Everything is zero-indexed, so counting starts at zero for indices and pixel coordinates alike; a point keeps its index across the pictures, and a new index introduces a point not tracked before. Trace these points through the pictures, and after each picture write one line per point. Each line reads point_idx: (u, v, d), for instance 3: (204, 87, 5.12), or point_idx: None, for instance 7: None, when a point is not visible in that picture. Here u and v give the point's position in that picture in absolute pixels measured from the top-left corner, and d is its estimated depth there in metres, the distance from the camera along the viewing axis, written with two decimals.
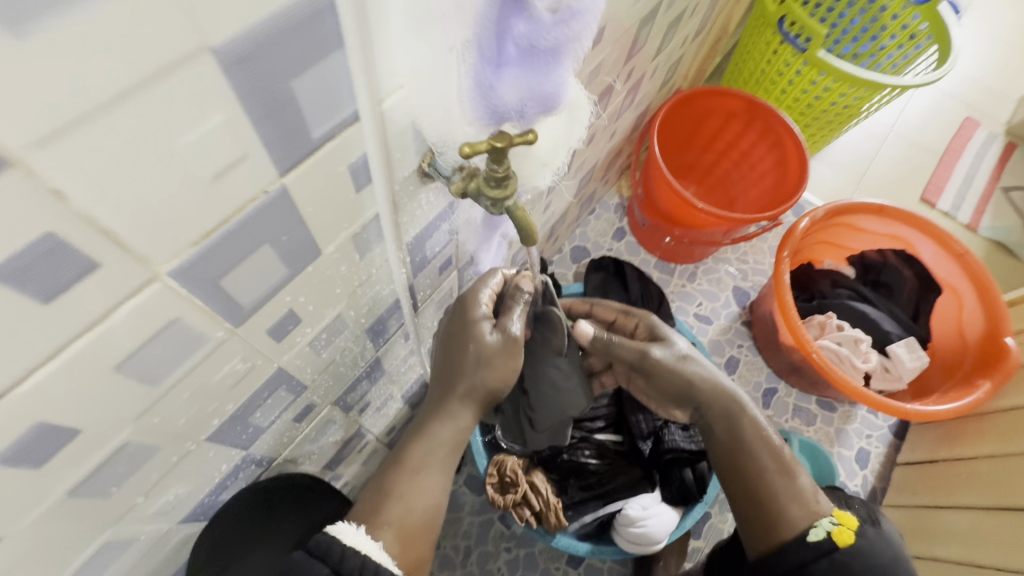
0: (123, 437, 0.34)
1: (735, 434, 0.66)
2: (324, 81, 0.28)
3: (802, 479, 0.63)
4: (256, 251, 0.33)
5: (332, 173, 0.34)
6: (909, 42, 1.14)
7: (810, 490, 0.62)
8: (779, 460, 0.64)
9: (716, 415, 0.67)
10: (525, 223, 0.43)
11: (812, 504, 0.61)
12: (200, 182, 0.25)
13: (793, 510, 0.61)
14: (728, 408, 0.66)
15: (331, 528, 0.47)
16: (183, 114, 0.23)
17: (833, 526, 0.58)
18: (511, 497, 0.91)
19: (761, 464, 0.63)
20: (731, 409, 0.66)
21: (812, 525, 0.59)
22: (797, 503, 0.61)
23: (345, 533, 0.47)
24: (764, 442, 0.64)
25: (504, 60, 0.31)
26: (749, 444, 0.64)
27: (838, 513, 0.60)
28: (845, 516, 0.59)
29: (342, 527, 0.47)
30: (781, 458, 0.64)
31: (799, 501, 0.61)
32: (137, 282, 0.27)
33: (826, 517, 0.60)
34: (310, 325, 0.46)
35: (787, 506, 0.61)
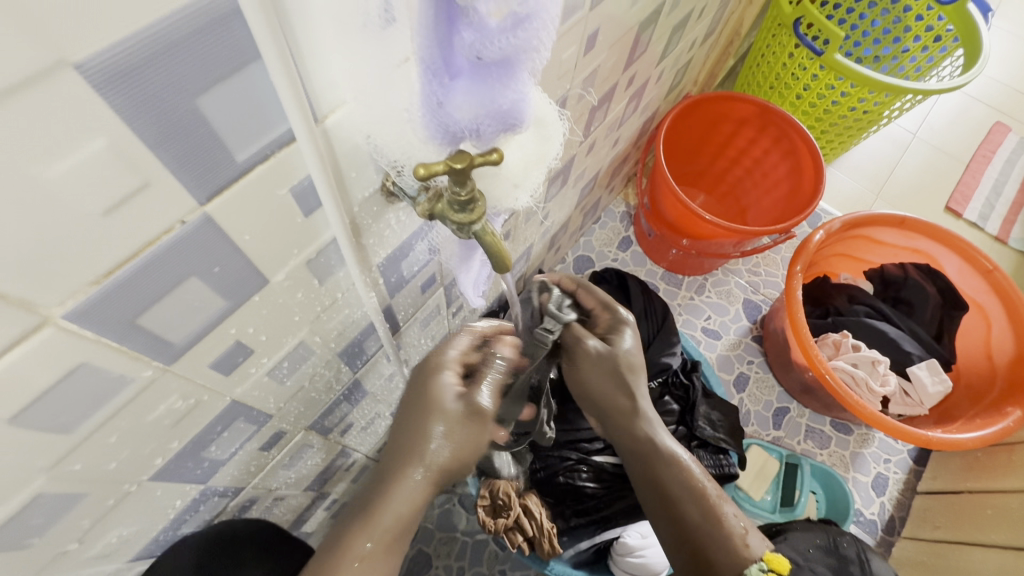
0: (38, 486, 0.31)
1: (655, 475, 0.61)
2: (240, 97, 0.25)
3: (732, 521, 0.58)
4: (181, 285, 0.30)
5: (269, 197, 0.31)
6: (934, 44, 1.06)
7: (738, 533, 0.57)
8: (702, 504, 0.58)
9: (635, 455, 0.62)
10: (495, 248, 0.39)
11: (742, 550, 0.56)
12: (87, 214, 0.23)
13: (724, 558, 0.56)
14: (648, 449, 0.61)
15: None
16: (47, 143, 0.20)
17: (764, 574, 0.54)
18: (502, 522, 0.85)
19: (685, 509, 0.58)
20: (647, 450, 0.61)
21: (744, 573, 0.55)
22: (727, 551, 0.56)
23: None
24: (684, 483, 0.59)
25: (452, 73, 0.27)
26: (669, 487, 0.59)
27: (770, 557, 0.56)
28: (778, 561, 0.56)
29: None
30: (705, 499, 0.58)
31: (728, 548, 0.56)
32: (23, 327, 0.24)
33: (756, 562, 0.55)
34: (266, 355, 0.42)
35: (717, 554, 0.56)
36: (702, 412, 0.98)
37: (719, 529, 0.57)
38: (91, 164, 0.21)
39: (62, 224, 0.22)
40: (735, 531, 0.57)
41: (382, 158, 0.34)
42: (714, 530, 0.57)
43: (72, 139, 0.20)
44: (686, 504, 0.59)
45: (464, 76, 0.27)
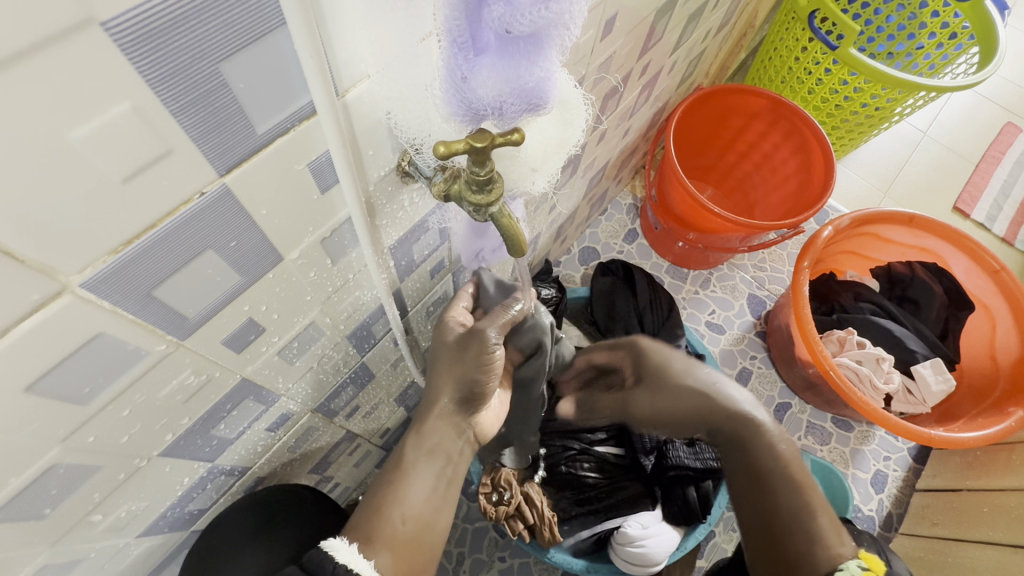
0: (53, 457, 0.31)
1: (752, 460, 0.61)
2: (265, 64, 0.24)
3: (824, 515, 0.58)
4: (197, 257, 0.29)
5: (286, 172, 0.30)
6: (949, 42, 1.05)
7: (830, 529, 0.58)
8: (802, 496, 0.59)
9: (732, 439, 0.62)
10: (512, 231, 0.39)
11: (834, 546, 0.57)
12: (108, 181, 0.22)
13: (813, 549, 0.57)
14: (748, 435, 0.60)
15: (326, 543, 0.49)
16: (71, 104, 0.19)
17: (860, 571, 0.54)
18: (502, 509, 0.86)
19: (782, 497, 0.59)
20: (752, 438, 0.60)
21: (837, 568, 0.55)
22: (818, 543, 0.57)
23: (338, 551, 0.47)
24: (786, 472, 0.59)
25: (479, 48, 0.27)
26: (771, 474, 0.59)
27: (865, 556, 0.56)
28: (874, 561, 0.56)
29: (334, 544, 0.48)
30: (804, 492, 0.59)
31: (820, 542, 0.57)
32: (42, 293, 0.24)
33: (852, 559, 0.56)
34: (277, 334, 0.42)
35: (805, 543, 0.57)
36: None
37: (813, 522, 0.58)
38: (115, 128, 0.21)
39: (81, 189, 0.22)
40: (825, 525, 0.58)
41: (401, 135, 0.34)
42: (806, 520, 0.58)
43: (94, 101, 0.20)
44: (784, 492, 0.59)
45: (491, 51, 0.27)
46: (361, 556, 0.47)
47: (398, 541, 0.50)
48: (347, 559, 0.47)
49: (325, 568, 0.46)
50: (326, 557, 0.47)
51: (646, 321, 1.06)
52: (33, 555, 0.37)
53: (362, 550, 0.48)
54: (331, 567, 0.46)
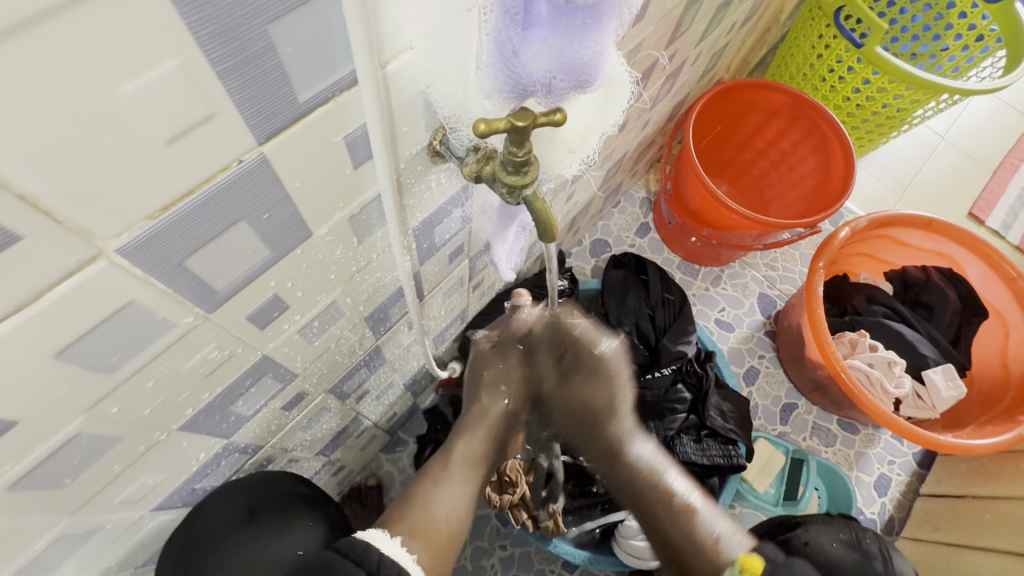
0: (77, 426, 0.31)
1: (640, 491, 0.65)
2: (313, 27, 0.23)
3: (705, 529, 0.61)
4: (231, 228, 0.29)
5: (322, 145, 0.29)
6: (976, 43, 1.02)
7: (715, 539, 0.60)
8: (684, 512, 0.62)
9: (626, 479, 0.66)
10: (544, 215, 0.38)
11: (720, 554, 0.59)
12: (150, 143, 0.22)
13: (705, 565, 0.59)
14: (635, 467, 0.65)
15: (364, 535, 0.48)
16: (120, 58, 0.19)
17: None
18: (508, 498, 0.83)
19: (662, 520, 0.62)
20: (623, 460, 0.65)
21: None
22: (703, 556, 0.59)
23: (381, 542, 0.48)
24: (662, 494, 0.63)
25: (533, 20, 0.27)
26: (648, 495, 0.64)
27: (744, 558, 0.58)
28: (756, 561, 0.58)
29: (375, 536, 0.48)
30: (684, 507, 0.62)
31: (709, 554, 0.59)
32: (79, 257, 0.23)
33: (730, 567, 0.58)
34: (299, 312, 0.41)
35: (694, 557, 0.60)
36: (715, 401, 0.98)
37: (694, 535, 0.60)
38: (161, 87, 0.20)
39: (123, 149, 0.21)
40: (709, 536, 0.60)
41: (438, 111, 0.33)
42: (693, 536, 0.60)
43: (142, 56, 0.19)
44: (666, 517, 0.62)
45: (543, 24, 0.27)
46: (403, 548, 0.48)
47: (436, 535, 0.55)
48: (390, 551, 0.47)
49: (371, 558, 0.45)
50: (370, 546, 0.46)
51: (657, 316, 1.06)
52: (52, 524, 0.37)
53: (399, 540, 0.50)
54: (377, 557, 0.45)
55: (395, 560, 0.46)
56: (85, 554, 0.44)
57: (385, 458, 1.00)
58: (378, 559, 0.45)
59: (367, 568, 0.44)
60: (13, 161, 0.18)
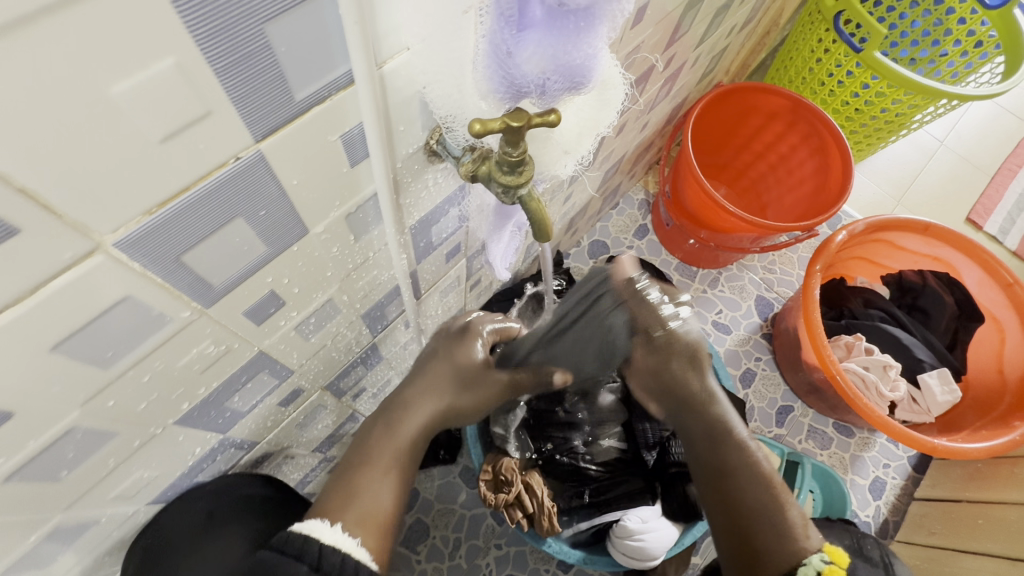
0: (72, 420, 0.31)
1: (719, 457, 0.56)
2: (308, 26, 0.24)
3: (793, 512, 0.53)
4: (227, 225, 0.29)
5: (318, 143, 0.30)
6: (974, 50, 1.02)
7: (799, 522, 0.53)
8: (769, 488, 0.54)
9: (699, 439, 0.57)
10: (539, 215, 0.38)
11: (800, 539, 0.52)
12: (146, 140, 0.22)
13: (779, 545, 0.51)
14: (712, 428, 0.56)
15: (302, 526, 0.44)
16: (118, 56, 0.19)
17: (825, 566, 0.49)
18: (502, 497, 0.85)
19: (748, 490, 0.54)
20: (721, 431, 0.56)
21: (800, 563, 0.50)
22: (784, 537, 0.52)
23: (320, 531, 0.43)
24: (753, 470, 0.54)
25: (527, 22, 0.27)
26: (736, 468, 0.55)
27: (830, 550, 0.51)
28: (841, 555, 0.51)
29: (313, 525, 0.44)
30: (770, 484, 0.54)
31: (787, 536, 0.52)
32: (76, 252, 0.23)
33: (816, 553, 0.50)
34: (296, 309, 0.42)
35: (771, 539, 0.52)
36: None
37: (780, 516, 0.52)
38: (158, 85, 0.21)
39: (119, 146, 0.21)
40: (796, 520, 0.53)
41: (434, 111, 0.33)
42: (774, 513, 0.53)
43: (140, 54, 0.20)
44: (749, 486, 0.54)
45: (538, 26, 0.27)
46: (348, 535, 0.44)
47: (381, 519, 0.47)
48: (331, 539, 0.43)
49: (311, 551, 0.42)
50: (310, 539, 0.42)
51: None
52: (45, 518, 0.37)
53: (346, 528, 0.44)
54: (318, 548, 0.42)
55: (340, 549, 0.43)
56: (80, 547, 0.44)
57: None
58: (318, 550, 0.42)
59: (309, 562, 0.41)
60: (12, 156, 0.19)
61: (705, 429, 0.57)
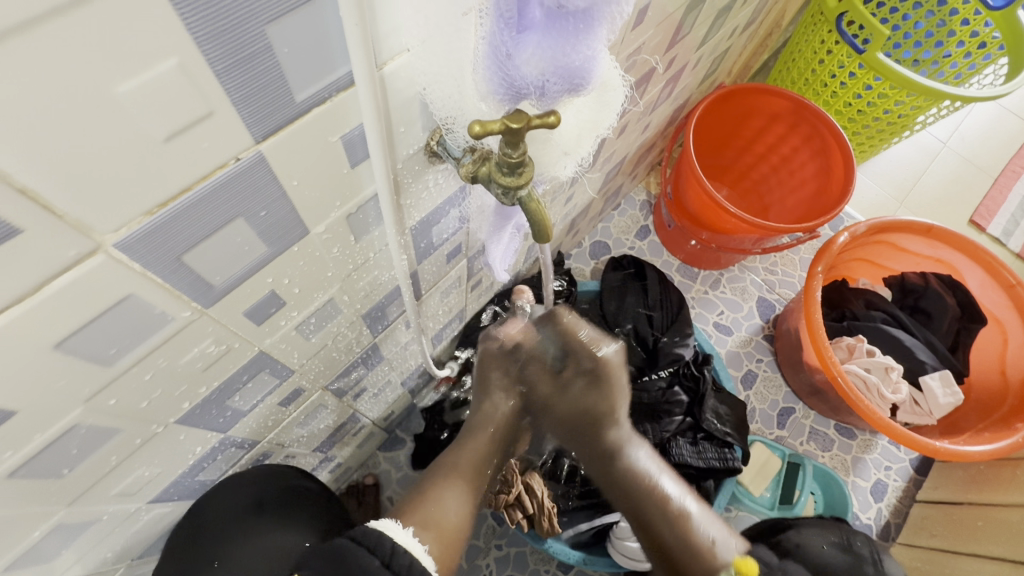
0: (74, 417, 0.32)
1: (632, 499, 0.65)
2: (309, 27, 0.24)
3: (702, 533, 0.60)
4: (229, 224, 0.29)
5: (319, 144, 0.30)
6: (978, 51, 1.02)
7: (708, 544, 0.59)
8: (675, 519, 0.61)
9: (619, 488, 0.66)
10: (539, 217, 0.38)
11: (711, 560, 0.58)
12: (149, 140, 0.22)
13: (700, 568, 0.58)
14: (623, 477, 0.65)
15: (374, 525, 0.46)
16: (122, 56, 0.19)
17: None
18: (503, 498, 0.85)
19: (659, 521, 0.62)
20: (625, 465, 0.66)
21: None
22: (698, 560, 0.58)
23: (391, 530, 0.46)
24: (660, 504, 0.63)
25: (527, 24, 0.27)
26: (644, 501, 0.63)
27: (739, 563, 0.58)
28: (750, 565, 0.57)
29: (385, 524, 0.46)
30: (675, 513, 0.62)
31: (700, 558, 0.59)
32: (78, 250, 0.23)
33: (726, 572, 0.57)
34: (297, 309, 0.42)
35: (693, 569, 0.59)
36: (711, 404, 0.98)
37: (691, 542, 0.60)
38: (160, 85, 0.21)
39: (123, 145, 0.22)
40: (705, 542, 0.60)
41: (434, 112, 0.33)
42: (686, 540, 0.60)
43: (143, 55, 0.20)
44: (661, 521, 0.62)
45: (537, 28, 0.27)
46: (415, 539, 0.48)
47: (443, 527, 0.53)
48: (403, 540, 0.46)
49: (384, 545, 0.43)
50: (382, 535, 0.44)
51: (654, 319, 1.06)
52: (48, 515, 0.37)
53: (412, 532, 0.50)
54: (390, 545, 0.43)
55: (410, 549, 0.45)
56: (82, 545, 0.45)
57: (382, 456, 1.01)
58: (391, 547, 0.43)
59: (381, 556, 0.42)
60: (16, 155, 0.19)
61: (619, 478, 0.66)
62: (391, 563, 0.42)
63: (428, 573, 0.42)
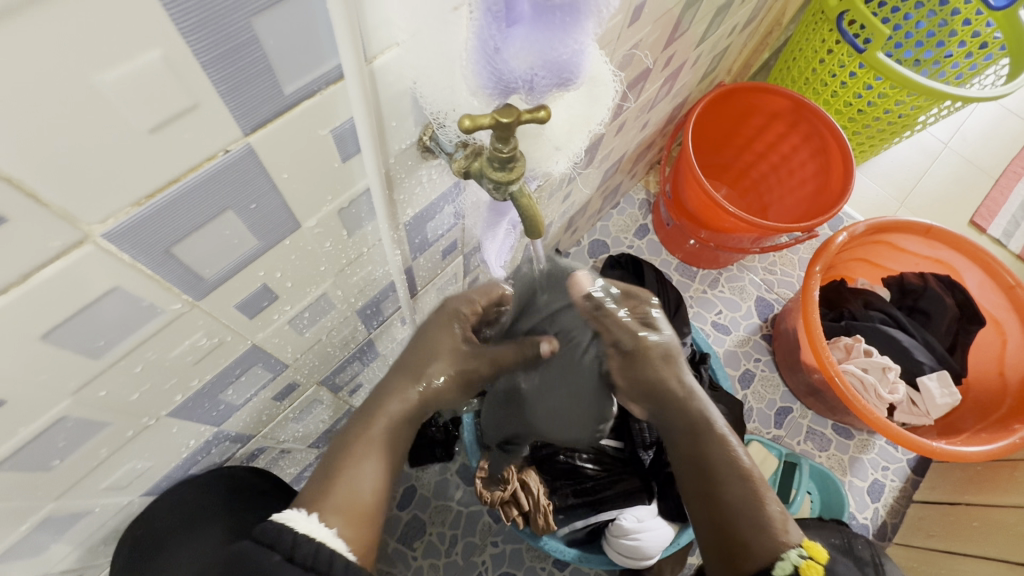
0: (64, 408, 0.32)
1: (702, 453, 0.57)
2: (296, 20, 0.24)
3: (772, 507, 0.55)
4: (217, 218, 0.29)
5: (308, 138, 0.30)
6: (979, 51, 1.02)
7: (778, 518, 0.54)
8: (748, 483, 0.55)
9: (679, 432, 0.58)
10: (530, 212, 0.38)
11: (780, 534, 0.53)
12: (134, 132, 0.22)
13: (759, 540, 0.53)
14: (696, 423, 0.57)
15: (279, 516, 0.43)
16: (106, 46, 0.19)
17: (803, 561, 0.50)
18: (498, 494, 0.86)
19: (730, 487, 0.55)
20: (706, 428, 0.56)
21: (779, 557, 0.51)
22: (765, 534, 0.53)
23: (295, 521, 0.42)
24: (736, 466, 0.55)
25: (515, 18, 0.27)
26: (718, 466, 0.55)
27: (808, 545, 0.52)
28: (816, 549, 0.52)
29: (290, 515, 0.43)
30: (747, 476, 0.55)
31: (766, 531, 0.53)
32: (64, 242, 0.24)
33: (794, 548, 0.52)
34: (289, 303, 0.42)
35: (754, 537, 0.53)
36: None
37: (759, 511, 0.54)
38: (146, 77, 0.21)
39: (108, 136, 0.22)
40: (773, 514, 0.54)
41: (425, 107, 0.33)
42: (753, 508, 0.54)
43: (127, 45, 0.20)
44: (733, 481, 0.55)
45: (525, 21, 0.27)
46: (321, 525, 0.43)
47: (357, 507, 0.46)
48: (306, 529, 0.42)
49: (284, 540, 0.40)
50: (284, 528, 0.41)
51: None
52: (39, 506, 0.38)
53: (321, 517, 0.43)
54: (291, 537, 0.41)
55: (314, 537, 0.41)
56: (74, 536, 0.45)
57: None
58: (292, 540, 0.40)
59: (281, 551, 0.40)
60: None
61: (687, 423, 0.57)
62: (294, 556, 0.40)
63: (336, 558, 0.40)
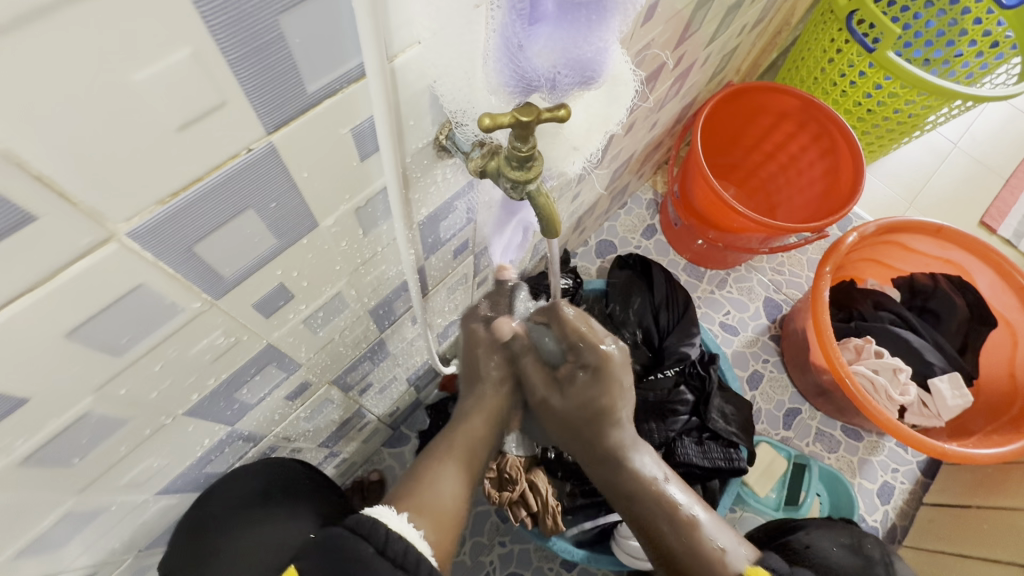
0: (85, 406, 0.32)
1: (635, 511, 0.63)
2: (322, 18, 0.24)
3: (710, 543, 0.59)
4: (239, 216, 0.29)
5: (330, 136, 0.30)
6: (990, 50, 1.01)
7: (716, 552, 0.58)
8: (682, 522, 0.60)
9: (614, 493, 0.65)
10: (547, 212, 0.38)
11: (720, 567, 0.57)
12: (162, 130, 0.22)
13: (709, 575, 0.57)
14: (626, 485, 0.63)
15: (371, 511, 0.47)
16: (137, 43, 0.19)
17: None
18: (507, 495, 0.84)
19: (665, 537, 0.60)
20: (625, 468, 0.63)
21: None
22: (711, 568, 0.57)
23: (388, 516, 0.47)
24: (667, 514, 0.61)
25: (539, 16, 0.27)
26: (652, 519, 0.61)
27: (750, 570, 0.56)
28: (761, 573, 0.55)
29: (383, 511, 0.47)
30: (683, 517, 0.60)
31: (709, 565, 0.57)
32: (90, 239, 0.24)
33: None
34: (305, 302, 0.42)
35: (702, 573, 0.58)
36: (717, 404, 0.98)
37: (700, 550, 0.58)
38: (174, 75, 0.21)
39: (137, 134, 0.22)
40: (713, 549, 0.58)
41: (444, 105, 0.33)
42: (694, 548, 0.59)
43: (157, 42, 0.20)
44: (667, 530, 0.60)
45: (548, 20, 0.27)
46: (410, 525, 0.47)
47: (442, 513, 0.53)
48: (397, 526, 0.46)
49: (378, 533, 0.44)
50: (378, 523, 0.45)
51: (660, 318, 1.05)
52: (58, 503, 0.38)
53: (411, 518, 0.50)
54: (385, 533, 0.44)
55: (404, 536, 0.45)
56: (90, 534, 0.45)
57: (387, 452, 1.01)
58: (385, 535, 0.43)
59: (375, 544, 0.43)
60: (31, 143, 0.19)
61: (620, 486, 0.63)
62: (385, 550, 0.43)
63: (422, 562, 0.43)
